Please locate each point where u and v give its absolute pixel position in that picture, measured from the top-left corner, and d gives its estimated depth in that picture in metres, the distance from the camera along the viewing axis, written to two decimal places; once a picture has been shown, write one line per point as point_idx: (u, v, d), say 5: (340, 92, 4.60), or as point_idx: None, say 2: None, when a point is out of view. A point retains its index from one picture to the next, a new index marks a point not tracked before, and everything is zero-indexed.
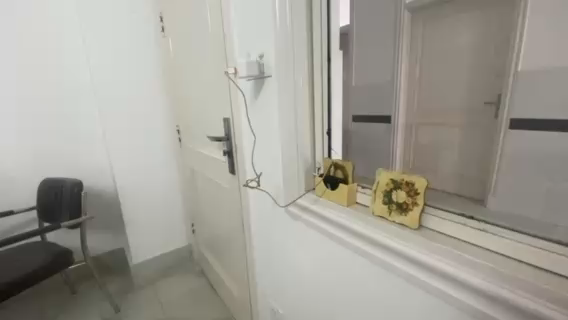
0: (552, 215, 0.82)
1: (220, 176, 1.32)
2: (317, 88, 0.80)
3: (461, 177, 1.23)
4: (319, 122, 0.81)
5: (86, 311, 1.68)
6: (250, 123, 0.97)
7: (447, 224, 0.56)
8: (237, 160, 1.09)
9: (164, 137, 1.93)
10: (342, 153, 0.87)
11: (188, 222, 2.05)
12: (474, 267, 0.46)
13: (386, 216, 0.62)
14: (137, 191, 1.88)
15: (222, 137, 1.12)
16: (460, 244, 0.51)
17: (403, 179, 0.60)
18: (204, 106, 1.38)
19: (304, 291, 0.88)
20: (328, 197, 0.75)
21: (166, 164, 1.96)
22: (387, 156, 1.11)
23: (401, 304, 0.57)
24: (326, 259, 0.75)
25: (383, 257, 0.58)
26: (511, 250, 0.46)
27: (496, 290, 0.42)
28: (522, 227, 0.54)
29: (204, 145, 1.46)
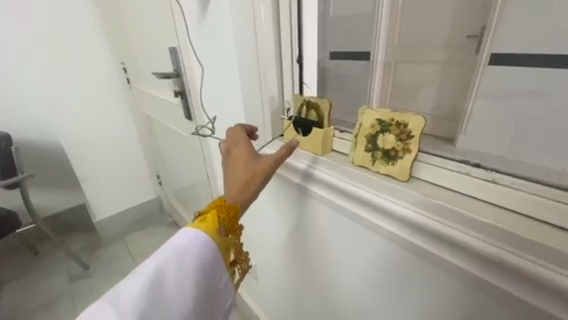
0: (541, 153, 0.76)
1: (176, 122, 1.14)
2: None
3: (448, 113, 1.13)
4: (288, 46, 0.61)
5: (54, 269, 1.61)
6: (202, 54, 0.76)
7: (443, 173, 0.45)
8: (192, 102, 0.90)
9: (109, 78, 1.61)
10: (319, 88, 0.70)
11: (153, 174, 1.87)
12: (476, 228, 0.37)
13: (370, 167, 0.51)
14: (87, 143, 1.65)
15: (171, 73, 0.92)
16: (458, 199, 0.41)
17: (393, 119, 0.48)
18: (147, 35, 1.10)
19: (277, 245, 0.83)
20: (301, 146, 0.61)
21: (116, 110, 1.69)
22: (366, 94, 0.97)
23: (384, 261, 0.52)
24: (301, 215, 0.67)
25: (368, 216, 0.49)
26: (520, 204, 0.38)
27: (489, 251, 0.36)
28: (528, 172, 0.45)
29: (155, 86, 1.22)
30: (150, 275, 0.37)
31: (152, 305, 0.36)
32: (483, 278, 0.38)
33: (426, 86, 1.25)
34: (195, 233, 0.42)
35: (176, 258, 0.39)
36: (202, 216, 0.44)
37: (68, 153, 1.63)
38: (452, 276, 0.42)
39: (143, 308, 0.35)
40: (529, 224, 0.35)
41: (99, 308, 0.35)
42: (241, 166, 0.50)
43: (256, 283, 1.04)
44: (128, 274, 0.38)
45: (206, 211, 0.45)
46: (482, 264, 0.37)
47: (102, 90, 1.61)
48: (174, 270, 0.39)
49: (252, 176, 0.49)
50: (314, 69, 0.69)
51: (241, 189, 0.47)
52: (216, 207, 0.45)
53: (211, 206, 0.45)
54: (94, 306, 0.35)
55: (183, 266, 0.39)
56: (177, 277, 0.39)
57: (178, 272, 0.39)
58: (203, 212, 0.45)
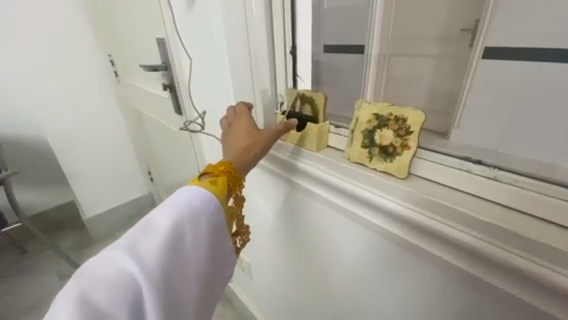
0: (538, 147, 0.75)
1: (166, 117, 1.10)
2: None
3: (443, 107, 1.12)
4: (280, 36, 0.58)
5: (43, 269, 1.56)
6: (191, 45, 0.73)
7: (442, 170, 0.43)
8: (182, 96, 0.87)
9: (96, 71, 1.55)
10: (313, 81, 0.68)
11: (144, 170, 1.82)
12: (474, 228, 0.36)
13: (366, 164, 0.49)
14: (74, 139, 1.60)
15: (159, 66, 0.88)
16: (458, 197, 0.39)
17: (391, 113, 0.46)
18: (134, 26, 1.05)
19: (271, 243, 0.81)
20: (296, 143, 0.59)
21: (104, 105, 1.63)
22: (361, 88, 0.95)
23: (381, 261, 0.51)
24: (297, 213, 0.66)
25: (365, 215, 0.48)
26: (521, 201, 0.35)
27: (489, 251, 0.34)
28: (528, 168, 0.44)
29: (144, 80, 1.18)
30: (168, 231, 0.38)
31: (171, 258, 0.37)
32: (483, 279, 0.37)
33: (421, 79, 1.23)
34: (208, 195, 0.42)
35: (192, 217, 0.40)
36: (212, 180, 0.44)
37: (55, 149, 1.56)
38: (451, 277, 0.41)
39: (164, 260, 0.36)
40: (532, 223, 0.33)
41: (118, 252, 0.35)
42: (244, 135, 0.53)
43: (250, 280, 1.03)
44: (145, 228, 0.38)
45: (216, 174, 0.45)
46: (483, 265, 0.36)
47: (89, 84, 1.55)
48: (190, 228, 0.40)
49: (255, 146, 0.52)
50: (308, 62, 0.66)
51: (244, 158, 0.50)
52: (225, 173, 0.46)
53: (220, 171, 0.46)
54: (111, 251, 0.36)
55: (198, 225, 0.40)
56: (192, 236, 0.40)
57: (194, 231, 0.40)
58: (213, 175, 0.45)
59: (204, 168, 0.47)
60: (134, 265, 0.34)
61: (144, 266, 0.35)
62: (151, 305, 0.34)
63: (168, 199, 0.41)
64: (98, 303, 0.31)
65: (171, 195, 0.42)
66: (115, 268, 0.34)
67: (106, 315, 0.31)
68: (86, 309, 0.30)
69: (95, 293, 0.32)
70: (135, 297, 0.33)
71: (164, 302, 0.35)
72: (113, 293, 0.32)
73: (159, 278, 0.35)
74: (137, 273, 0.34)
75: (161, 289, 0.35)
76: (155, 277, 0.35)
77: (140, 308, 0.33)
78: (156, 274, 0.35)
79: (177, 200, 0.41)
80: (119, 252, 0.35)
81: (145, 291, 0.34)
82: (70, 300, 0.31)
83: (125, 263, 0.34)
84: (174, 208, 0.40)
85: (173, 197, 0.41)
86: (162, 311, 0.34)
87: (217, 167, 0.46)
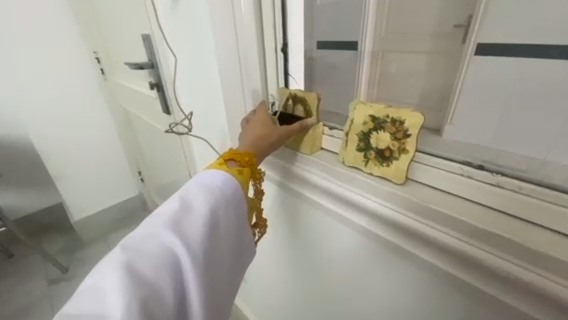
0: (533, 144, 0.74)
1: (154, 116, 1.06)
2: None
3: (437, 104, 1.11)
4: (271, 33, 0.55)
5: (30, 273, 1.52)
6: (177, 42, 0.69)
7: (440, 175, 0.41)
8: (170, 95, 0.83)
9: (81, 70, 1.49)
10: (306, 80, 0.65)
11: (134, 170, 1.78)
12: (476, 238, 0.34)
13: (362, 168, 0.47)
14: (60, 139, 1.54)
15: (145, 63, 0.84)
16: (458, 204, 0.38)
17: (388, 115, 0.44)
18: (119, 22, 1.01)
19: (265, 247, 0.79)
20: (291, 146, 0.57)
21: (90, 103, 1.57)
22: (355, 85, 0.93)
23: (377, 268, 0.49)
24: (291, 219, 0.64)
25: (362, 222, 0.47)
26: (523, 209, 0.34)
27: (486, 259, 0.33)
28: (527, 171, 0.43)
29: (130, 78, 1.14)
30: (206, 214, 0.39)
31: (209, 241, 0.39)
32: (480, 288, 0.36)
33: (415, 76, 1.21)
34: (237, 186, 0.43)
35: (226, 203, 0.42)
36: (239, 169, 0.45)
37: (38, 147, 1.50)
38: (449, 285, 0.40)
39: (203, 242, 0.38)
40: (531, 231, 0.32)
41: (160, 232, 0.37)
42: (264, 124, 0.51)
43: (244, 282, 1.01)
44: (184, 209, 0.39)
45: (243, 164, 0.45)
46: (479, 274, 0.35)
47: (73, 81, 1.49)
48: (225, 215, 0.41)
49: (273, 139, 0.50)
50: (301, 59, 0.63)
51: (263, 151, 0.49)
52: (249, 165, 0.46)
53: (246, 162, 0.46)
54: (153, 231, 0.37)
55: (231, 211, 0.42)
56: (227, 222, 0.42)
57: (227, 217, 0.42)
58: (239, 164, 0.45)
59: (228, 155, 0.46)
60: (179, 244, 0.36)
61: (187, 245, 0.37)
62: (193, 283, 0.36)
63: (202, 182, 0.42)
64: (149, 275, 0.33)
65: (204, 177, 0.43)
66: (160, 244, 0.36)
67: (155, 286, 0.33)
68: (139, 277, 0.33)
69: (144, 266, 0.34)
70: (178, 277, 0.36)
71: (203, 279, 0.37)
72: (161, 268, 0.34)
73: (200, 257, 0.37)
74: (181, 252, 0.36)
75: (201, 268, 0.37)
76: (197, 256, 0.37)
77: (182, 283, 0.36)
78: (198, 254, 0.37)
79: (214, 184, 0.42)
80: (163, 230, 0.37)
81: (188, 268, 0.36)
82: (124, 269, 0.32)
83: (172, 243, 0.36)
84: (211, 192, 0.41)
85: (207, 180, 0.42)
86: (203, 287, 0.37)
87: (242, 156, 0.46)
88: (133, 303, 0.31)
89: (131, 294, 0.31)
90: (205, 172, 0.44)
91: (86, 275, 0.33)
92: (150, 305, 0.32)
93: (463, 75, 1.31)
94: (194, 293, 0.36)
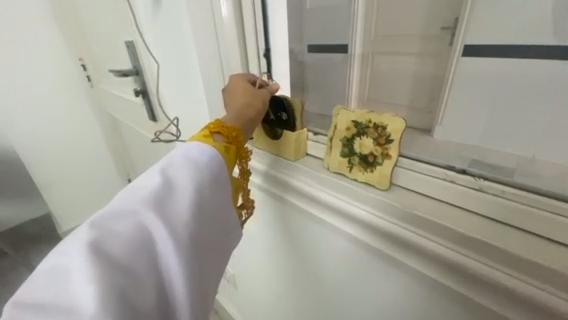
0: (523, 141, 0.74)
1: (141, 123, 1.04)
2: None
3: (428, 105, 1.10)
4: (253, 38, 0.54)
5: (15, 287, 1.46)
6: (161, 48, 0.68)
7: (425, 181, 0.40)
8: (155, 102, 0.82)
9: (67, 77, 1.46)
10: (293, 84, 0.64)
11: (124, 178, 1.74)
12: (464, 245, 0.34)
13: (347, 174, 0.46)
14: (46, 148, 1.51)
15: (130, 71, 0.83)
16: (444, 210, 0.37)
17: (370, 121, 0.43)
18: (102, 28, 0.99)
19: (256, 254, 0.77)
20: (276, 152, 0.56)
21: (77, 112, 1.54)
22: (344, 88, 0.92)
23: (368, 276, 0.48)
24: (281, 227, 0.62)
25: (350, 229, 0.46)
26: (510, 214, 0.34)
27: (478, 269, 0.33)
28: (512, 171, 0.43)
29: (116, 84, 1.11)
30: (189, 191, 0.37)
31: (192, 220, 0.37)
32: (469, 297, 0.35)
33: (404, 78, 1.22)
34: (222, 162, 0.41)
35: (212, 179, 0.39)
36: (225, 146, 0.42)
37: (24, 156, 1.47)
38: (439, 294, 0.39)
39: (186, 222, 0.36)
40: (518, 238, 0.32)
41: (138, 211, 0.35)
42: (244, 98, 0.48)
43: (236, 291, 0.98)
44: (164, 185, 0.37)
45: (228, 140, 0.43)
46: (469, 283, 0.35)
47: (59, 90, 1.46)
48: (210, 192, 0.39)
49: (259, 115, 0.48)
50: (286, 64, 0.63)
51: (249, 125, 0.47)
52: (237, 141, 0.44)
53: (232, 138, 0.44)
54: (131, 208, 0.35)
55: (217, 190, 0.40)
56: (212, 200, 0.39)
57: (212, 196, 0.39)
58: (225, 139, 0.43)
59: (214, 128, 0.43)
60: (157, 223, 0.34)
61: (167, 223, 0.35)
62: (174, 266, 0.33)
63: (186, 156, 0.40)
64: (122, 256, 0.31)
65: (188, 150, 0.40)
66: (136, 223, 0.34)
67: (130, 269, 0.31)
68: (110, 259, 0.31)
69: (117, 247, 0.32)
70: (157, 259, 0.33)
71: (186, 260, 0.35)
72: (135, 249, 0.32)
73: (181, 236, 0.35)
74: (159, 231, 0.34)
75: (183, 249, 0.35)
76: (178, 236, 0.35)
77: (162, 265, 0.33)
78: (179, 234, 0.35)
79: (198, 159, 0.39)
80: (141, 208, 0.35)
81: (167, 249, 0.34)
82: (93, 249, 0.31)
83: (149, 222, 0.34)
84: (195, 167, 0.39)
85: (192, 155, 0.40)
86: (186, 268, 0.34)
87: (229, 131, 0.43)
88: (101, 285, 0.28)
89: (99, 276, 0.29)
90: (189, 143, 0.41)
91: (47, 255, 0.31)
92: (125, 287, 0.30)
93: (451, 76, 1.32)
94: (176, 274, 0.33)
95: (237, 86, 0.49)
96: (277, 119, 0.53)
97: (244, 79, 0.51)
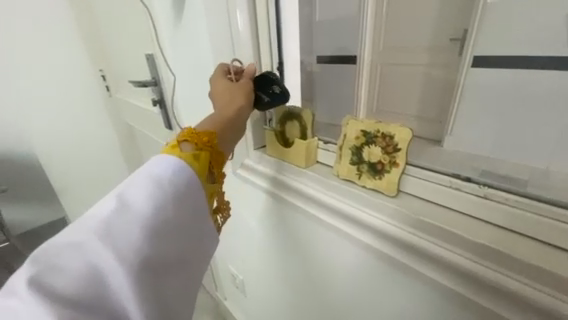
0: (535, 152, 0.74)
1: (157, 132, 1.08)
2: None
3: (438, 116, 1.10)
4: (267, 53, 0.57)
5: None
6: (179, 60, 0.72)
7: (431, 187, 0.42)
8: (171, 112, 0.87)
9: (88, 87, 1.54)
10: (303, 95, 0.67)
11: None
12: (468, 249, 0.35)
13: (355, 180, 0.48)
14: (64, 155, 1.59)
15: (148, 82, 0.88)
16: (448, 216, 0.38)
17: (378, 130, 0.46)
18: (124, 41, 1.05)
19: (264, 260, 0.78)
20: (287, 160, 0.58)
21: (96, 120, 1.60)
22: (353, 98, 0.94)
23: (376, 282, 0.49)
24: (289, 233, 0.64)
25: (357, 234, 0.47)
26: (513, 221, 0.34)
27: (481, 272, 0.34)
28: (518, 182, 0.43)
29: (134, 94, 1.17)
30: (145, 212, 0.35)
31: (150, 244, 0.34)
32: (474, 301, 0.36)
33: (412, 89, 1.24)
34: (190, 175, 0.39)
35: (176, 198, 0.37)
36: (193, 154, 0.40)
37: (42, 160, 1.57)
38: (447, 300, 0.39)
39: (140, 247, 0.34)
40: (521, 243, 0.33)
41: (88, 240, 0.32)
42: (223, 101, 0.49)
43: (244, 297, 0.99)
44: (119, 206, 0.35)
45: (199, 150, 0.41)
46: (474, 286, 0.35)
47: (80, 100, 1.54)
48: (173, 211, 0.36)
49: (238, 113, 0.48)
50: (297, 77, 0.66)
51: (227, 124, 0.46)
52: (208, 146, 0.42)
53: (202, 144, 0.41)
54: (82, 237, 0.33)
55: (182, 208, 0.37)
56: (176, 219, 0.37)
57: (175, 214, 0.37)
58: (195, 149, 0.40)
59: (182, 136, 0.41)
60: (109, 252, 0.32)
61: (120, 251, 0.32)
62: (128, 296, 0.32)
63: (148, 173, 0.37)
64: (67, 291, 0.30)
65: (152, 167, 0.38)
66: (86, 254, 0.32)
67: (78, 305, 0.30)
68: (55, 296, 0.29)
69: (64, 283, 0.30)
70: (110, 290, 0.32)
71: (143, 289, 0.33)
72: (84, 282, 0.31)
73: (137, 263, 0.33)
74: (110, 261, 0.32)
75: (138, 277, 0.33)
76: (133, 264, 0.33)
77: (115, 296, 0.32)
78: (134, 261, 0.33)
79: (162, 176, 0.37)
80: (91, 236, 0.33)
81: (120, 279, 0.32)
82: (35, 286, 0.29)
83: (100, 252, 0.32)
84: (156, 187, 0.36)
85: (155, 172, 0.37)
86: (143, 297, 0.33)
87: (199, 137, 0.41)
88: None
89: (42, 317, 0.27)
90: (155, 158, 0.39)
91: None
92: None
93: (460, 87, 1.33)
94: (132, 304, 0.32)
95: (217, 88, 0.51)
96: (268, 93, 0.52)
97: (223, 79, 0.52)
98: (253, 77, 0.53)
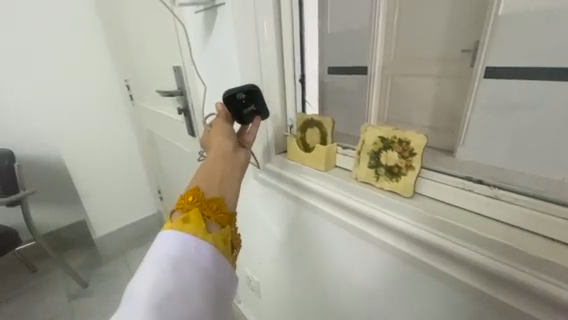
0: (545, 161, 0.76)
1: (179, 138, 1.15)
2: (286, 12, 0.59)
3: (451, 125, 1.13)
4: (290, 66, 0.63)
5: (50, 286, 1.55)
6: (206, 72, 0.79)
7: (444, 188, 0.45)
8: (195, 120, 0.94)
9: (114, 95, 1.64)
10: (320, 105, 0.72)
11: (154, 189, 1.86)
12: (478, 244, 0.38)
13: (373, 183, 0.51)
14: (88, 159, 1.65)
15: (175, 92, 0.95)
16: (460, 214, 0.41)
17: (395, 136, 0.49)
18: (151, 55, 1.14)
19: (280, 261, 0.81)
20: (306, 164, 0.62)
21: (119, 127, 1.70)
22: (366, 108, 0.98)
23: (390, 279, 0.51)
24: (306, 234, 0.67)
25: (373, 233, 0.50)
26: (521, 218, 0.37)
27: (488, 264, 0.36)
28: (527, 185, 0.46)
29: (158, 103, 1.25)
30: (145, 293, 0.36)
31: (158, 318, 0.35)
32: (486, 292, 0.38)
33: (423, 100, 1.27)
34: (184, 238, 0.41)
35: (173, 267, 0.39)
36: (184, 218, 0.43)
37: (69, 165, 1.60)
38: (460, 295, 0.42)
39: None
40: (528, 238, 0.35)
41: None
42: (207, 156, 0.54)
43: (258, 299, 1.01)
44: (125, 304, 0.37)
45: (187, 211, 0.44)
46: (484, 278, 0.38)
47: (106, 108, 1.64)
48: (172, 280, 0.38)
49: (221, 155, 0.52)
50: (314, 88, 0.72)
51: (212, 176, 0.50)
52: (193, 205, 0.45)
53: (188, 207, 0.45)
54: None
55: (181, 274, 0.39)
56: (179, 287, 0.38)
57: (173, 280, 0.38)
58: (184, 212, 0.44)
59: (175, 209, 0.46)
60: None
61: None
62: None
63: (149, 258, 0.40)
64: None
65: (152, 252, 0.41)
66: None
67: None
68: None
69: None
70: None
71: None
72: None
73: None
74: None
75: None
76: None
77: None
78: None
79: (159, 256, 0.40)
80: None
81: None
82: None
83: None
84: (155, 266, 0.39)
85: (154, 254, 0.40)
86: None
87: (184, 204, 0.45)
88: None
89: None
90: (155, 242, 0.42)
91: None
92: None
93: (471, 98, 1.36)
94: None
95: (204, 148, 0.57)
96: (247, 104, 0.58)
97: (205, 135, 0.58)
98: (227, 114, 0.58)
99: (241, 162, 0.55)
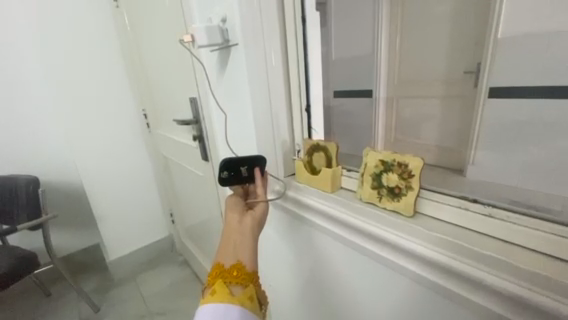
0: (550, 181, 0.77)
1: (193, 163, 1.21)
2: (291, 49, 0.66)
3: (456, 144, 1.15)
4: (296, 96, 0.70)
5: (62, 311, 1.56)
6: (220, 103, 0.86)
7: (444, 208, 0.48)
8: (209, 146, 1.02)
9: (132, 123, 1.75)
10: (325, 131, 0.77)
11: (167, 213, 1.91)
12: (477, 259, 0.40)
13: (377, 203, 0.54)
14: (106, 184, 1.72)
15: (191, 120, 1.03)
16: (461, 232, 0.44)
17: (394, 159, 0.53)
18: (169, 87, 1.24)
19: (290, 282, 0.82)
20: (313, 185, 0.66)
21: (137, 152, 1.80)
22: (371, 130, 1.02)
23: (399, 299, 0.53)
24: (316, 254, 0.69)
25: (379, 251, 0.52)
26: (516, 235, 0.40)
27: (488, 280, 0.38)
28: (524, 205, 0.48)
29: (174, 130, 1.32)
30: None
31: None
32: (487, 307, 0.39)
33: (424, 122, 1.34)
34: (214, 306, 0.44)
35: None
36: (211, 291, 0.47)
37: (88, 191, 1.67)
38: (466, 313, 0.43)
39: None
40: (523, 254, 0.38)
41: None
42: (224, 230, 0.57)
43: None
44: None
45: (212, 284, 0.48)
46: (486, 294, 0.39)
47: (126, 135, 1.74)
48: None
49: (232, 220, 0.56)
50: (319, 115, 0.77)
51: (228, 244, 0.53)
52: (217, 275, 0.48)
53: (213, 279, 0.48)
54: None
55: None
56: None
57: None
58: (210, 286, 0.48)
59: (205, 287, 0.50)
60: None
61: None
62: None
63: None
64: None
65: None
66: None
67: None
68: None
69: None
70: None
71: None
72: None
73: None
74: None
75: None
76: None
77: None
78: None
79: None
80: None
81: None
82: None
83: None
84: None
85: None
86: None
87: (210, 278, 0.49)
88: None
89: None
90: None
91: None
92: None
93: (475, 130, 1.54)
94: None
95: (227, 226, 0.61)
96: (237, 172, 0.63)
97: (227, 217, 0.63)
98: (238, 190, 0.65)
99: (252, 221, 0.56)
